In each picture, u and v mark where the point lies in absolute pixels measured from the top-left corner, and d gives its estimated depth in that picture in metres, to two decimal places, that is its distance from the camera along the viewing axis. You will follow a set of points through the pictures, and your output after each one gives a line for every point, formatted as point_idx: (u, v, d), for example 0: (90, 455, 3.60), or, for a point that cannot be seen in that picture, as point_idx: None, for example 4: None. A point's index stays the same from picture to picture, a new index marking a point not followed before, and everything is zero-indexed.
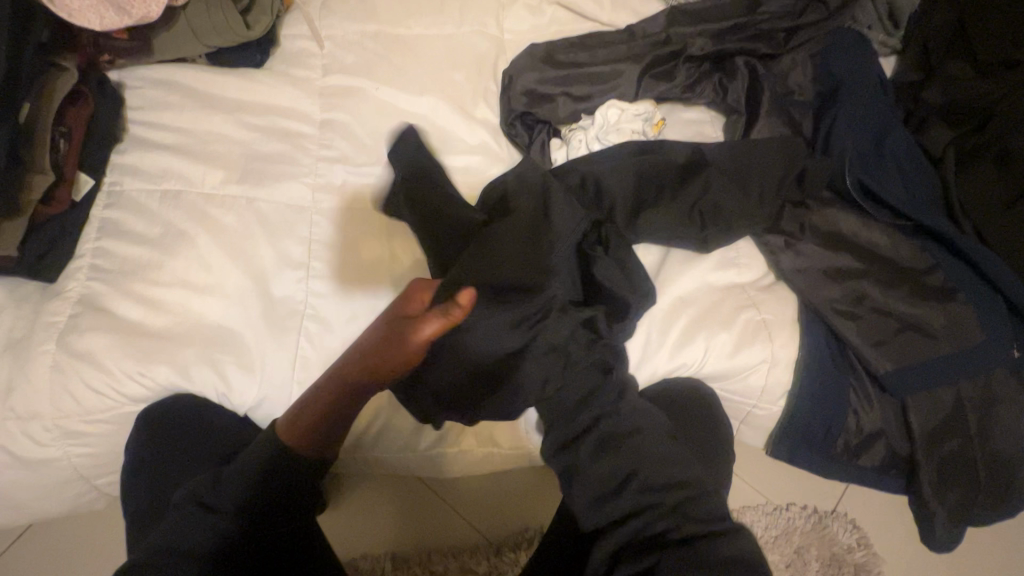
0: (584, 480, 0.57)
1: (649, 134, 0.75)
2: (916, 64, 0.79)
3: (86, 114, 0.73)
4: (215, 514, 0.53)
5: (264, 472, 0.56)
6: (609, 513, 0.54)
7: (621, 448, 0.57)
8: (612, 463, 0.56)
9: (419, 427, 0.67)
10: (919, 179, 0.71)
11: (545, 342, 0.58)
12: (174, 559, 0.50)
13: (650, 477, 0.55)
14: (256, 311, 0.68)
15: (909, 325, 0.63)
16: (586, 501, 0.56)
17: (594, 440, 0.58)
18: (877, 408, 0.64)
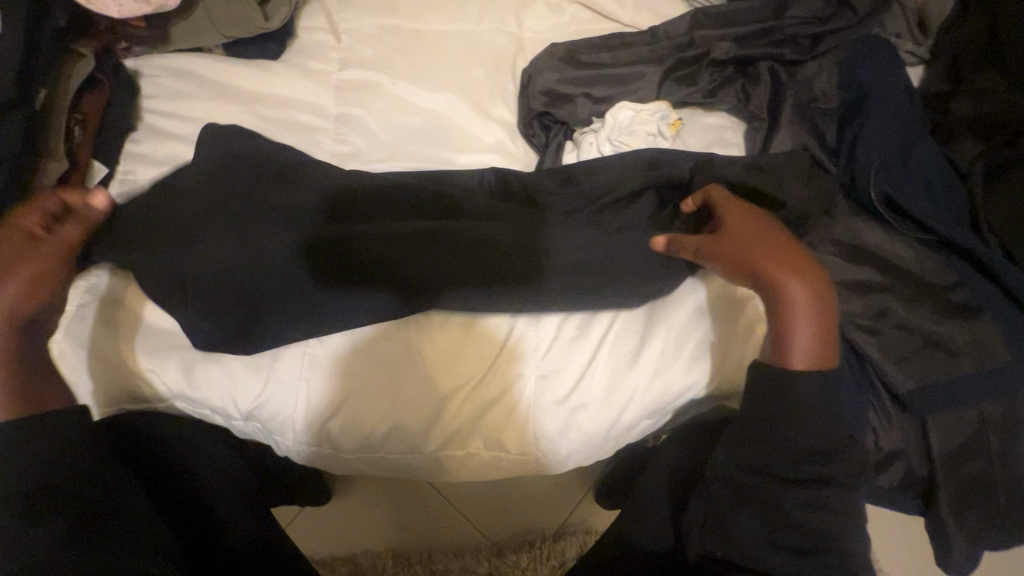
0: (757, 526, 0.57)
1: (665, 133, 0.73)
2: (946, 74, 0.77)
3: (101, 100, 0.74)
4: (38, 525, 0.51)
5: (21, 480, 0.52)
6: (781, 569, 0.56)
7: (823, 510, 0.55)
8: (809, 525, 0.55)
9: (426, 428, 0.66)
10: (946, 194, 0.69)
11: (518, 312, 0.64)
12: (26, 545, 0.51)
13: (808, 524, 0.56)
14: None
15: (933, 342, 0.61)
16: (755, 550, 0.57)
17: (803, 504, 0.56)
18: (896, 427, 0.62)
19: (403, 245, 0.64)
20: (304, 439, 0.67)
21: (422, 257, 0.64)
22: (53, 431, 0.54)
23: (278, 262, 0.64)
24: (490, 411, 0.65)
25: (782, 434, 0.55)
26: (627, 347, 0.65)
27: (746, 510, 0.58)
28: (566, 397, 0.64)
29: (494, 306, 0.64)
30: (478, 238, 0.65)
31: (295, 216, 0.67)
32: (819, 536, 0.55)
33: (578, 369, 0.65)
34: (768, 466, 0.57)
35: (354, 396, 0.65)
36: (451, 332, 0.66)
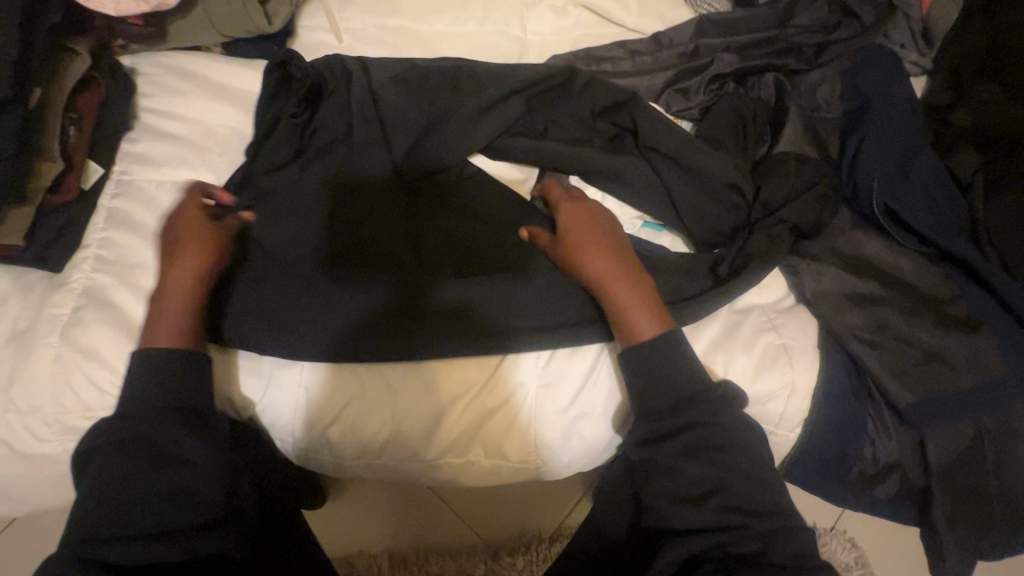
0: (668, 492, 0.55)
1: None
2: (946, 85, 0.77)
3: (97, 98, 0.73)
4: (177, 449, 0.52)
5: (168, 396, 0.54)
6: (695, 522, 0.53)
7: (706, 453, 0.54)
8: (704, 474, 0.54)
9: (427, 436, 0.65)
10: (946, 204, 0.70)
11: (517, 292, 0.66)
12: (161, 470, 0.51)
13: (696, 474, 0.54)
14: (258, 305, 0.64)
15: (931, 355, 0.62)
16: (665, 511, 0.54)
17: (683, 452, 0.55)
18: (894, 439, 0.62)
19: (393, 230, 0.68)
20: (304, 446, 0.66)
21: (435, 245, 0.68)
22: (181, 360, 0.56)
23: (295, 242, 0.67)
24: (492, 420, 0.65)
25: (641, 388, 0.57)
26: (629, 357, 0.65)
27: (652, 475, 0.55)
28: (569, 406, 0.64)
29: (503, 297, 0.65)
30: (444, 221, 0.69)
31: (303, 184, 0.69)
32: (711, 479, 0.54)
33: (579, 379, 0.64)
34: (644, 427, 0.56)
35: (352, 403, 0.65)
36: (443, 324, 0.65)
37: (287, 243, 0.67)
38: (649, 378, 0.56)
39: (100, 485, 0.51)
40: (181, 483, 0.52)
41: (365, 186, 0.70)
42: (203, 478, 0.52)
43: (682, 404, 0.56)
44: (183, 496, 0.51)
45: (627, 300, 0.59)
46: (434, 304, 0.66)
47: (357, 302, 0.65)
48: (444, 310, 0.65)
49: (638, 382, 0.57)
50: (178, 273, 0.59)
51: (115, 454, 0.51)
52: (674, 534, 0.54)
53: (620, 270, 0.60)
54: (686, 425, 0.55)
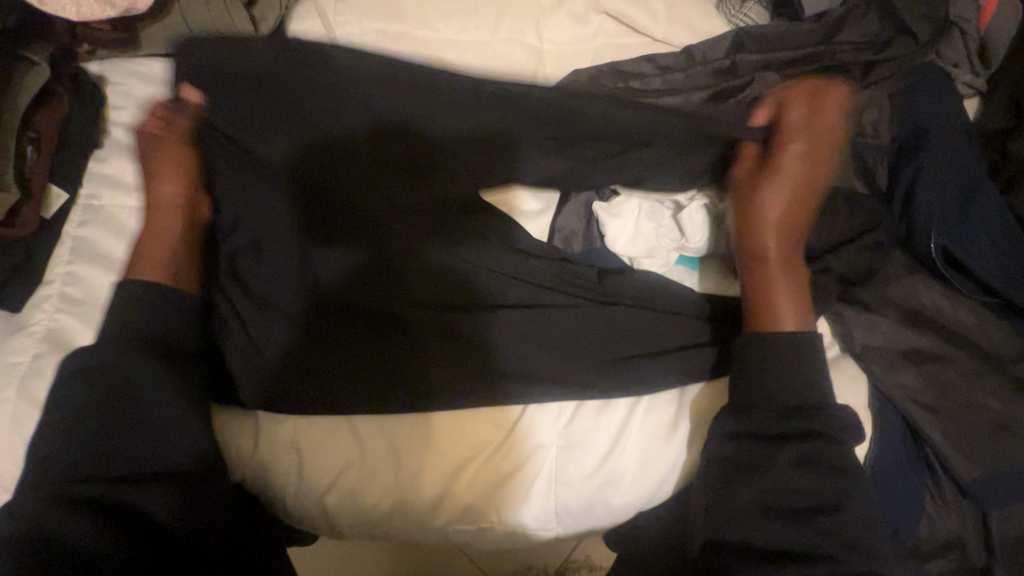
0: (761, 508, 0.51)
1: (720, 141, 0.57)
2: (1005, 111, 0.71)
3: (57, 118, 0.64)
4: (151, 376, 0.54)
5: (146, 331, 0.56)
6: (780, 542, 0.50)
7: (829, 474, 0.51)
8: (807, 488, 0.51)
9: (434, 504, 0.58)
10: (1013, 247, 0.63)
11: (537, 328, 0.59)
12: (122, 401, 0.53)
13: (809, 492, 0.51)
14: (254, 338, 0.59)
15: (999, 422, 0.55)
16: (754, 525, 0.51)
17: (801, 465, 0.51)
18: (955, 515, 0.55)
19: (405, 243, 0.59)
20: (298, 511, 0.59)
21: (448, 261, 0.60)
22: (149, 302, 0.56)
23: (285, 260, 0.60)
24: (507, 486, 0.58)
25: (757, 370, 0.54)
26: (661, 418, 0.58)
27: (747, 477, 0.52)
28: (594, 471, 0.58)
29: (518, 331, 0.59)
30: (443, 224, 0.60)
31: (290, 192, 0.59)
32: (826, 500, 0.50)
33: (606, 441, 0.58)
34: (753, 422, 0.53)
35: (351, 465, 0.58)
36: (440, 337, 0.59)
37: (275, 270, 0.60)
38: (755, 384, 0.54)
39: (69, 408, 0.52)
40: (142, 416, 0.53)
41: (342, 184, 0.59)
42: (169, 409, 0.54)
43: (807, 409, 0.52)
44: (141, 426, 0.53)
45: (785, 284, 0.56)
46: (444, 331, 0.59)
47: (359, 330, 0.59)
48: (455, 336, 0.59)
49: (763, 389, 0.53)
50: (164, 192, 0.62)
51: (90, 381, 0.53)
52: (745, 551, 0.50)
53: (785, 257, 0.57)
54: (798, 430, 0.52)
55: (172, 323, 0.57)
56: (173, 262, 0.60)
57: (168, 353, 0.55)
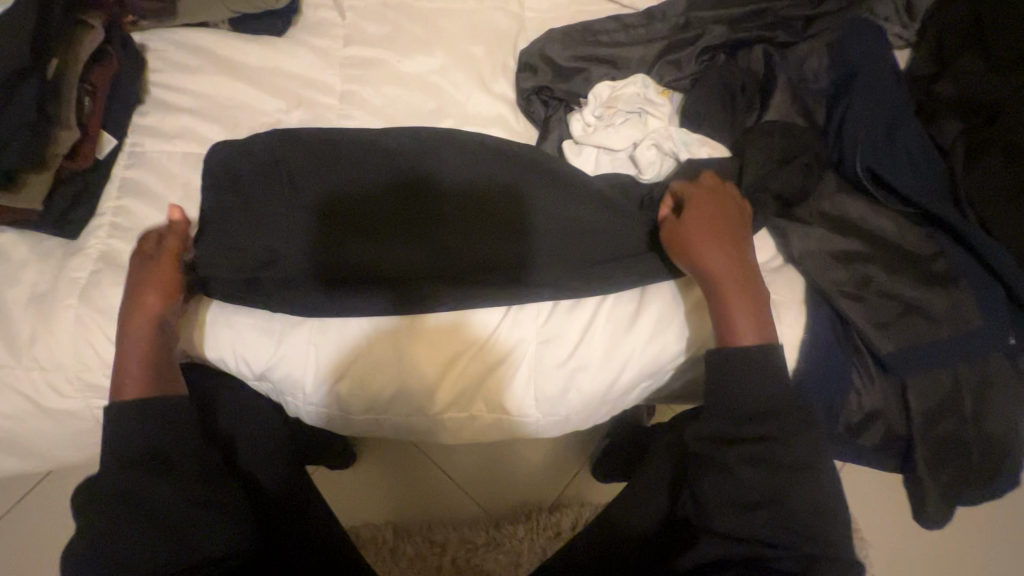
0: (723, 496, 0.58)
1: (655, 98, 0.76)
2: (930, 57, 0.80)
3: (110, 73, 0.75)
4: (162, 483, 0.56)
5: (141, 448, 0.57)
6: (737, 528, 0.57)
7: (773, 467, 0.56)
8: (758, 482, 0.56)
9: (430, 391, 0.68)
10: (929, 169, 0.73)
11: (521, 249, 0.70)
12: (140, 508, 0.55)
13: (756, 484, 0.56)
14: (274, 265, 0.68)
15: (913, 307, 0.65)
16: (718, 513, 0.58)
17: (744, 462, 0.57)
18: (877, 388, 0.66)
19: (407, 195, 0.71)
20: (313, 401, 0.69)
21: (441, 206, 0.70)
22: (150, 413, 0.58)
23: (299, 202, 0.69)
24: (491, 376, 0.68)
25: (715, 387, 0.59)
26: (624, 314, 0.68)
27: (708, 472, 0.59)
28: (565, 360, 0.67)
29: (501, 251, 0.69)
30: (437, 229, 0.70)
31: (306, 157, 0.70)
32: (767, 493, 0.56)
33: (576, 334, 0.67)
34: (711, 427, 0.59)
35: (358, 361, 0.67)
36: (450, 283, 0.68)
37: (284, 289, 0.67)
38: (717, 391, 0.59)
39: (96, 529, 0.54)
40: (165, 511, 0.55)
41: (345, 209, 0.70)
42: (186, 510, 0.56)
43: (764, 414, 0.57)
44: (162, 521, 0.55)
45: (733, 285, 0.61)
46: (443, 253, 0.69)
47: (366, 257, 0.69)
48: (449, 258, 0.69)
49: (747, 400, 0.58)
50: (130, 339, 0.63)
51: (112, 509, 0.54)
52: (716, 534, 0.58)
53: (740, 282, 0.61)
54: (761, 431, 0.57)
55: (177, 434, 0.59)
56: (161, 373, 0.62)
57: (171, 465, 0.57)
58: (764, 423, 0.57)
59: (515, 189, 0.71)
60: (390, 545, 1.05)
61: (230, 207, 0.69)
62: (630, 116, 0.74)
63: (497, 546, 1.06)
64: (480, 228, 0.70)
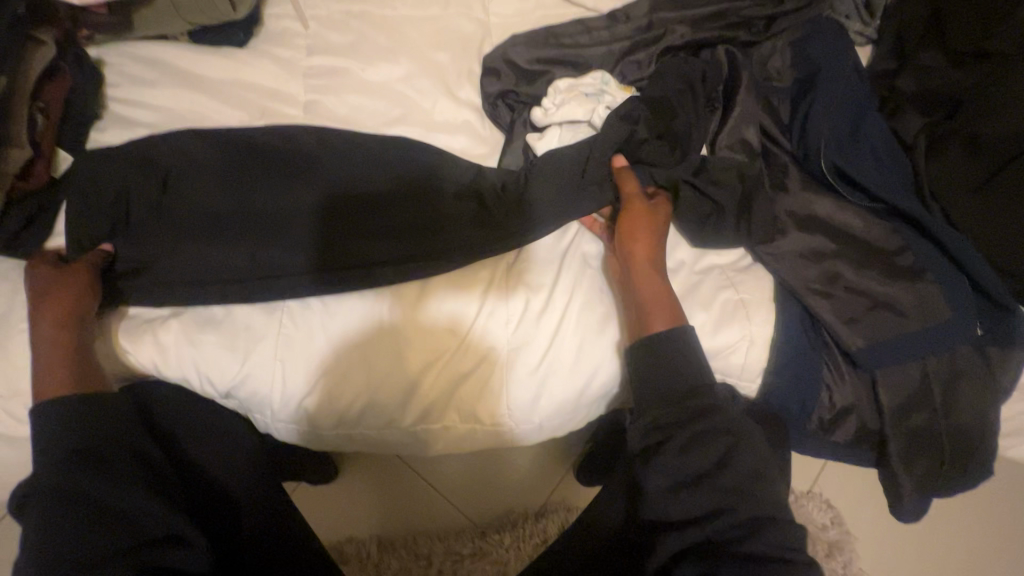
0: (662, 480, 0.56)
1: (618, 93, 0.75)
2: (891, 54, 0.82)
3: (63, 89, 0.74)
4: (93, 471, 0.55)
5: (71, 444, 0.56)
6: (681, 513, 0.55)
7: (707, 445, 0.56)
8: (692, 461, 0.55)
9: (403, 402, 0.67)
10: (892, 164, 0.73)
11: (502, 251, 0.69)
12: (78, 494, 0.53)
13: (696, 466, 0.55)
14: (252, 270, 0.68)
15: (880, 302, 0.65)
16: (659, 497, 0.56)
17: (680, 449, 0.56)
18: (849, 383, 0.66)
19: (389, 204, 0.71)
20: (282, 417, 0.68)
21: (427, 214, 0.71)
22: (83, 411, 0.57)
23: (281, 208, 0.70)
24: (464, 384, 0.67)
25: (650, 374, 0.60)
26: (598, 317, 0.67)
27: (651, 459, 0.57)
28: (537, 366, 0.66)
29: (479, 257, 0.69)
30: (398, 239, 0.69)
31: (285, 170, 0.71)
32: (712, 462, 0.55)
33: (547, 339, 0.66)
34: (652, 415, 0.58)
35: (329, 373, 0.66)
36: (442, 276, 0.68)
37: (242, 308, 0.68)
38: (652, 378, 0.60)
39: (37, 527, 0.52)
40: (108, 495, 0.54)
41: (297, 222, 0.70)
42: (126, 490, 0.55)
43: (691, 392, 0.58)
44: (101, 504, 0.54)
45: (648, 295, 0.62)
46: (430, 252, 0.69)
47: (353, 257, 0.68)
48: (436, 257, 0.69)
49: (688, 380, 0.59)
50: (42, 333, 0.61)
51: (53, 501, 0.53)
52: (670, 529, 0.56)
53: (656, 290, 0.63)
54: (689, 409, 0.57)
55: (109, 426, 0.58)
56: (75, 377, 0.60)
57: (106, 458, 0.56)
58: (697, 404, 0.57)
59: (505, 196, 0.71)
60: (374, 561, 1.03)
61: (200, 220, 0.69)
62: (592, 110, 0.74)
63: (483, 556, 1.04)
64: (469, 231, 0.70)
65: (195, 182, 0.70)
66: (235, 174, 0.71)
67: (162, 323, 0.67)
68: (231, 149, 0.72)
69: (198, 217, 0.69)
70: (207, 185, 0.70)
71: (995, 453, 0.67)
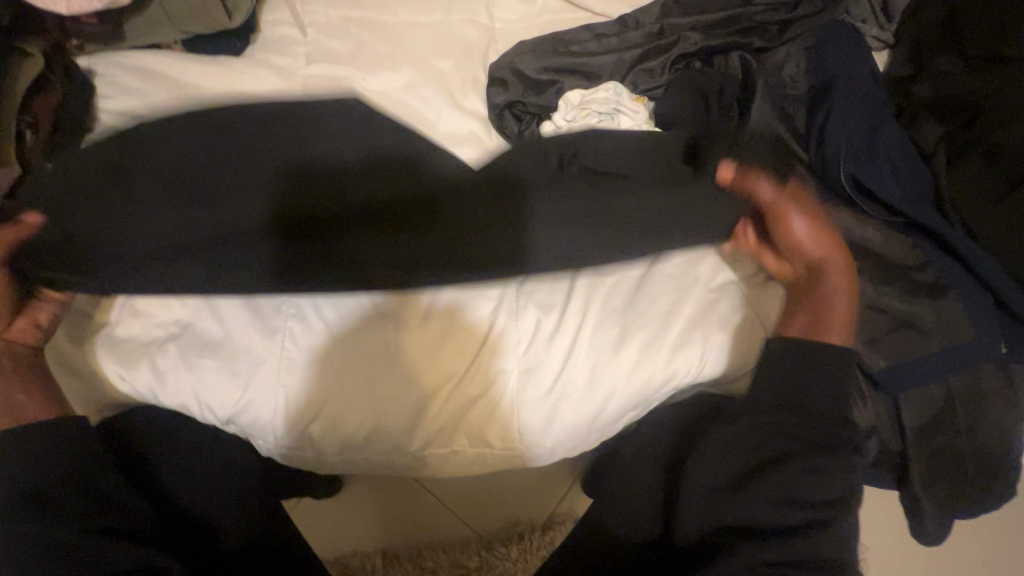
0: (765, 495, 0.54)
1: (629, 103, 0.73)
2: (908, 59, 0.79)
3: (52, 101, 0.71)
4: (37, 511, 0.53)
5: (15, 480, 0.54)
6: (775, 529, 0.53)
7: (817, 477, 0.53)
8: (808, 489, 0.53)
9: (408, 427, 0.65)
10: (911, 174, 0.71)
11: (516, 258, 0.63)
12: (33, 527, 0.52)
13: (816, 493, 0.53)
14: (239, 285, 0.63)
15: (901, 320, 0.64)
16: (761, 512, 0.54)
17: (802, 470, 0.53)
18: (870, 404, 0.64)
19: (388, 217, 0.66)
20: (284, 442, 0.65)
21: (428, 211, 0.63)
22: (31, 441, 0.55)
23: None
24: (472, 408, 0.65)
25: (795, 376, 0.56)
26: (609, 336, 0.65)
27: (757, 477, 0.55)
28: (548, 389, 0.64)
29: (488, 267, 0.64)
30: (381, 244, 0.65)
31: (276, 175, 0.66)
32: (831, 496, 0.53)
33: (557, 361, 0.64)
34: (782, 427, 0.55)
35: (332, 397, 0.64)
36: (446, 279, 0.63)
37: (237, 329, 0.65)
38: (791, 375, 0.55)
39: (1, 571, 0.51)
40: (59, 533, 0.53)
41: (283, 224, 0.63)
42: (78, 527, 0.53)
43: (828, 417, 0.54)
44: (54, 542, 0.52)
45: (831, 263, 0.60)
46: (433, 258, 0.63)
47: (349, 263, 0.63)
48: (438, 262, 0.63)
49: (824, 394, 0.55)
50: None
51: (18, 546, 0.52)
52: (746, 538, 0.53)
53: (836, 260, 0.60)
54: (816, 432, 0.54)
55: (53, 458, 0.56)
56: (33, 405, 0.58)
57: (52, 493, 0.54)
58: (834, 421, 0.54)
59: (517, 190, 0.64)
60: None
61: None
62: (603, 118, 0.72)
63: (491, 570, 1.03)
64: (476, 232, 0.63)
65: None
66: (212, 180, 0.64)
67: (153, 349, 0.64)
68: None
69: (163, 224, 0.62)
70: None
71: (1018, 472, 0.66)
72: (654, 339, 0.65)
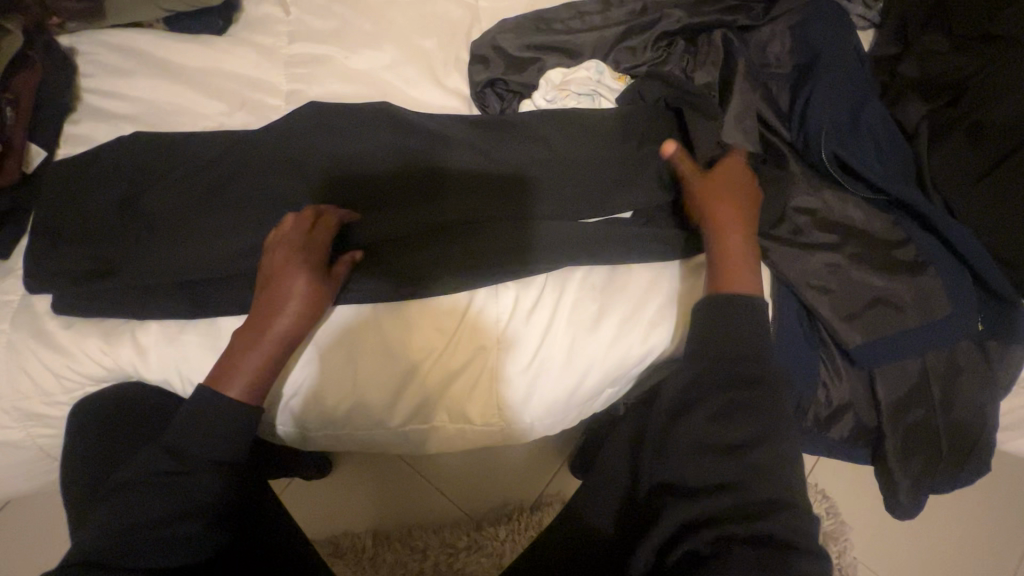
0: (691, 445, 0.54)
1: (608, 83, 0.75)
2: (893, 39, 0.79)
3: (34, 79, 0.71)
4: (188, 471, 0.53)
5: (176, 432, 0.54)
6: (705, 484, 0.52)
7: (734, 425, 0.53)
8: (730, 440, 0.52)
9: (390, 402, 0.66)
10: (894, 152, 0.71)
11: (500, 243, 0.66)
12: (173, 478, 0.52)
13: (734, 444, 0.52)
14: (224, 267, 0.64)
15: (880, 297, 0.64)
16: (683, 465, 0.53)
17: (715, 418, 0.54)
18: (846, 381, 0.65)
19: (374, 198, 0.67)
20: (269, 418, 0.66)
21: (416, 198, 0.67)
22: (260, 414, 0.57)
23: (255, 205, 0.66)
24: (454, 383, 0.65)
25: (709, 337, 0.57)
26: (589, 312, 0.66)
27: (679, 424, 0.55)
28: (529, 364, 0.65)
29: (472, 252, 0.65)
30: (368, 222, 0.66)
31: (262, 156, 0.68)
32: (747, 448, 0.52)
33: (538, 337, 0.65)
34: (698, 378, 0.56)
35: (315, 372, 0.65)
36: (430, 258, 0.65)
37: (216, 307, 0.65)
38: (716, 338, 0.57)
39: (122, 511, 0.51)
40: (195, 490, 0.53)
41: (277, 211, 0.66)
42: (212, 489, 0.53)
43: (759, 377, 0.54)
44: (196, 500, 0.53)
45: (737, 246, 0.62)
46: (415, 244, 0.66)
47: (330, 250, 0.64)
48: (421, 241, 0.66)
49: (747, 348, 0.56)
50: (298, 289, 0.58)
51: (125, 495, 0.51)
52: (676, 494, 0.53)
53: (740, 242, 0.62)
54: (738, 391, 0.54)
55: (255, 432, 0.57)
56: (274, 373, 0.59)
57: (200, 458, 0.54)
58: (753, 371, 0.54)
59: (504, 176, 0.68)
60: (369, 555, 1.02)
61: (174, 219, 0.66)
62: (582, 99, 0.73)
63: (479, 549, 1.04)
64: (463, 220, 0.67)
65: (167, 175, 0.67)
66: (210, 170, 0.67)
67: (134, 326, 0.65)
68: (202, 144, 0.69)
69: (160, 210, 0.66)
70: (182, 177, 0.67)
71: (994, 449, 0.66)
72: (634, 317, 0.66)
